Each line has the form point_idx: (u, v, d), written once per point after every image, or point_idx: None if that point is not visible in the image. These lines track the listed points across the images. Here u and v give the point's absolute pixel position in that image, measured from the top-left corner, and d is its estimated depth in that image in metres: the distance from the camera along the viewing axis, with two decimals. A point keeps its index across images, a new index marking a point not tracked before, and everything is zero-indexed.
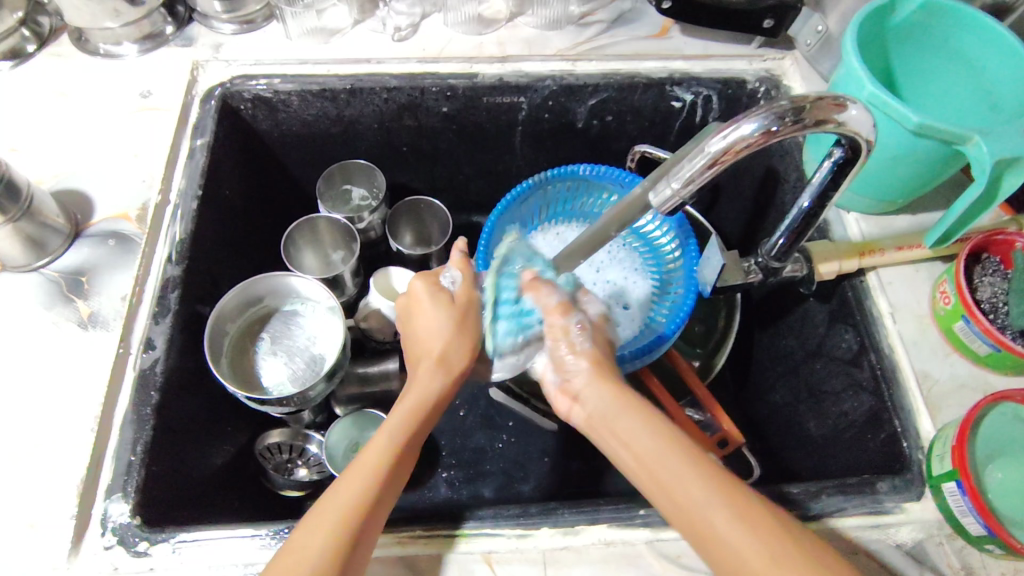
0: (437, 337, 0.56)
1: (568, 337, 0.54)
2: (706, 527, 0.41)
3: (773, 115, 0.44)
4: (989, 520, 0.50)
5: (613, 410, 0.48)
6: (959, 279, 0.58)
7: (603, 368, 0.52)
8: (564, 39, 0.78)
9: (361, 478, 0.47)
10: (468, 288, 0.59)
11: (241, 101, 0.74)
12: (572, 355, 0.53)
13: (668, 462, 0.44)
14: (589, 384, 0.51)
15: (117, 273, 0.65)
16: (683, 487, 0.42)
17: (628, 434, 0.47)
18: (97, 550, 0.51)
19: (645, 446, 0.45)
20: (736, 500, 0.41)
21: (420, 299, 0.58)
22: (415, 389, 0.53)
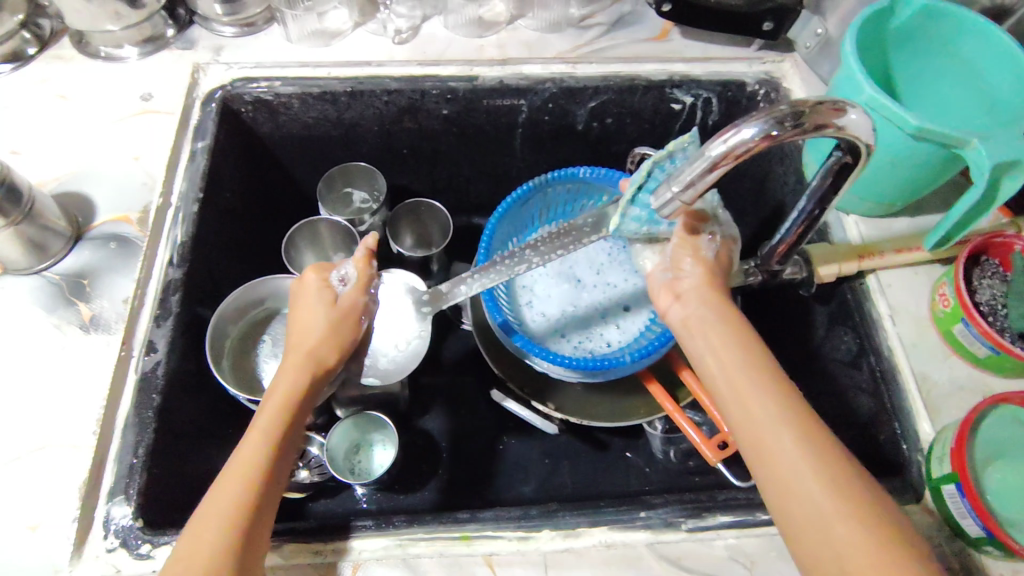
0: (308, 334, 0.56)
1: (694, 243, 0.55)
2: (773, 445, 0.43)
3: (773, 120, 0.44)
4: (987, 521, 0.50)
5: (708, 317, 0.51)
6: (957, 282, 0.58)
7: (715, 282, 0.53)
8: (563, 42, 0.78)
9: (243, 474, 0.47)
10: (357, 291, 0.59)
11: (241, 103, 0.74)
12: (692, 262, 0.54)
13: (751, 378, 0.46)
14: (694, 287, 0.53)
15: (119, 276, 0.65)
16: (762, 405, 0.44)
17: (716, 340, 0.49)
18: (99, 553, 0.52)
19: (732, 357, 0.48)
20: (805, 425, 0.43)
21: (304, 294, 0.58)
22: (281, 383, 0.52)
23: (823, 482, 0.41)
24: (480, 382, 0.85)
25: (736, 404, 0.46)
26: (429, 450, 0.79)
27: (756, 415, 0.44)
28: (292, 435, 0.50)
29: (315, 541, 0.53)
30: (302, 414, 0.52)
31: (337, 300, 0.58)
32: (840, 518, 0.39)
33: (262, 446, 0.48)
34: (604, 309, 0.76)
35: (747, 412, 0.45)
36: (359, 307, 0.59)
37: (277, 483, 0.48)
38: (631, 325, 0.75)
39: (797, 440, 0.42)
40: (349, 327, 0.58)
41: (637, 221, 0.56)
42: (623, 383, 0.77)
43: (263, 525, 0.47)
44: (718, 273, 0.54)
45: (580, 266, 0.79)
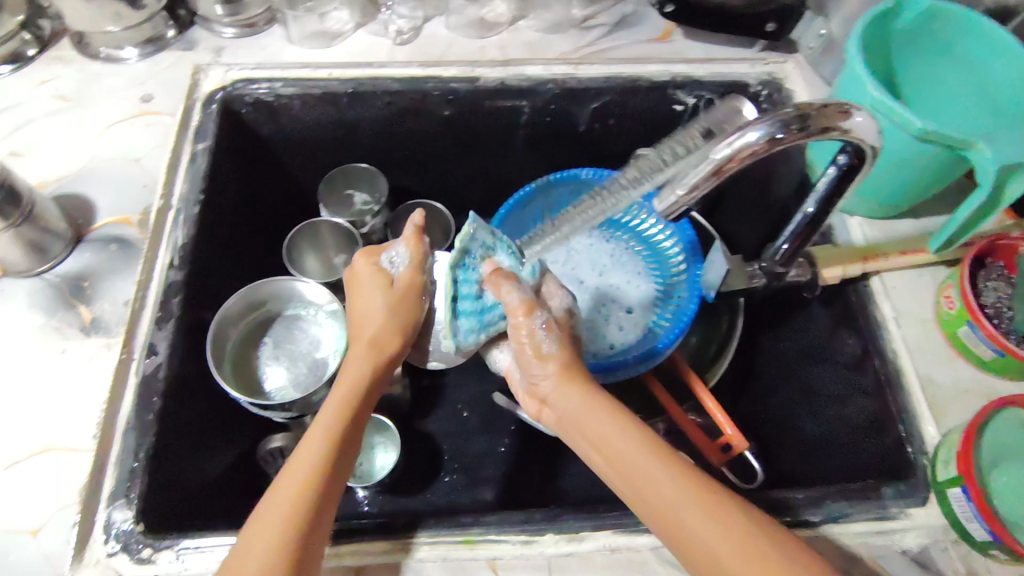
0: (370, 319, 0.57)
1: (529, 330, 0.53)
2: (683, 533, 0.42)
3: (777, 124, 0.44)
4: (992, 523, 0.50)
5: (580, 411, 0.50)
6: (964, 287, 0.58)
7: (571, 368, 0.53)
8: (565, 43, 0.78)
9: (299, 477, 0.47)
10: (412, 270, 0.59)
11: (242, 105, 0.73)
12: (534, 358, 0.53)
13: (638, 461, 0.45)
14: (555, 387, 0.53)
15: (119, 278, 0.65)
16: (661, 497, 0.43)
17: (599, 434, 0.48)
18: (100, 557, 0.51)
19: (615, 447, 0.47)
20: (695, 489, 0.43)
21: (360, 279, 0.60)
22: (347, 378, 0.55)
23: (729, 541, 0.40)
24: (482, 385, 0.84)
25: (638, 496, 0.45)
26: (431, 453, 0.79)
27: (653, 500, 0.44)
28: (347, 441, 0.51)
29: None
30: (360, 411, 0.53)
31: (393, 283, 0.59)
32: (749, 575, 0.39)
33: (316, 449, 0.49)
34: (605, 310, 0.76)
35: (646, 499, 0.44)
36: (416, 288, 0.59)
37: (337, 487, 0.48)
38: (633, 326, 0.74)
39: (695, 509, 0.42)
40: (411, 311, 0.58)
41: (471, 331, 0.57)
42: (625, 386, 0.76)
43: (321, 528, 0.46)
44: (568, 355, 0.53)
45: (582, 267, 0.79)
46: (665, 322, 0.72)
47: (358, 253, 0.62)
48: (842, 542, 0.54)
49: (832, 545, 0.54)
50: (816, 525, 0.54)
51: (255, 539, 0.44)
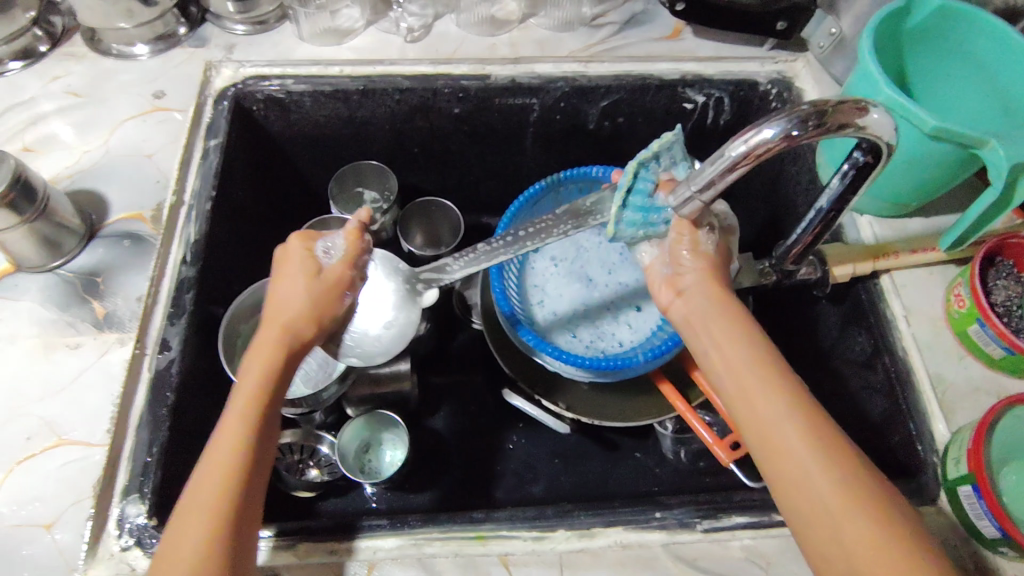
0: (286, 307, 0.53)
1: (693, 236, 0.53)
2: (781, 443, 0.43)
3: (794, 120, 0.44)
4: (1003, 521, 0.50)
5: (713, 317, 0.50)
6: (973, 281, 0.58)
7: (717, 279, 0.53)
8: (576, 40, 0.78)
9: (223, 458, 0.46)
10: (344, 265, 0.57)
11: (253, 101, 0.74)
12: (691, 253, 0.53)
13: (763, 379, 0.45)
14: (699, 286, 0.52)
15: (132, 274, 0.65)
16: (769, 408, 0.44)
17: (725, 344, 0.48)
18: (113, 552, 0.51)
19: (738, 357, 0.47)
20: (812, 418, 0.43)
21: (286, 263, 0.56)
22: (256, 361, 0.51)
23: (825, 466, 0.41)
24: (491, 382, 0.85)
25: (743, 400, 0.45)
26: (439, 450, 0.79)
27: (765, 416, 0.44)
28: (270, 418, 0.49)
29: (331, 541, 0.53)
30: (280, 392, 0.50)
31: (320, 273, 0.56)
32: (842, 509, 0.39)
33: (242, 429, 0.47)
34: (616, 308, 0.76)
35: (757, 412, 0.44)
36: (342, 281, 0.57)
37: (258, 475, 0.47)
38: (643, 324, 0.74)
39: (802, 433, 0.42)
40: (333, 303, 0.55)
41: (633, 225, 0.54)
42: (634, 382, 0.76)
43: (251, 507, 0.46)
44: (718, 265, 0.54)
45: (592, 265, 0.79)
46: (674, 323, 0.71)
47: (294, 234, 0.59)
48: None
49: None
50: None
51: (186, 520, 0.44)
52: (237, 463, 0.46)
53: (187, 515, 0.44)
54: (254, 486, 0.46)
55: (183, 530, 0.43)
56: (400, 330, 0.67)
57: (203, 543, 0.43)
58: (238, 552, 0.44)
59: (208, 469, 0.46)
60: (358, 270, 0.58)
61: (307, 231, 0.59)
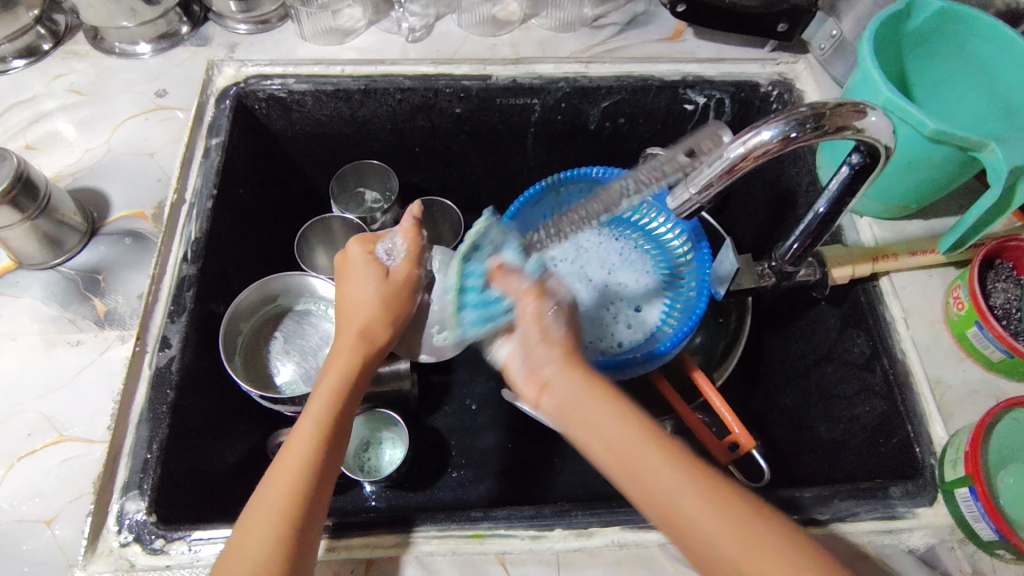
0: (362, 306, 0.57)
1: (539, 326, 0.55)
2: (673, 508, 0.43)
3: (791, 122, 0.45)
4: (999, 523, 0.50)
5: (578, 400, 0.49)
6: (972, 284, 0.58)
7: (572, 353, 0.53)
8: (577, 41, 0.78)
9: (294, 464, 0.47)
10: (409, 264, 0.60)
11: (255, 100, 0.74)
12: (541, 343, 0.54)
13: (638, 452, 0.45)
14: (558, 373, 0.51)
15: (133, 271, 0.65)
16: (653, 477, 0.44)
17: (591, 423, 0.48)
18: (112, 548, 0.52)
19: (614, 437, 0.47)
20: (681, 464, 0.44)
21: (354, 266, 0.60)
22: (336, 361, 0.55)
23: (719, 520, 0.41)
24: (490, 381, 0.85)
25: (632, 479, 0.45)
26: (437, 449, 0.79)
27: (656, 492, 0.44)
28: (343, 419, 0.52)
29: (331, 538, 0.53)
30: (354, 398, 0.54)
31: (389, 272, 0.60)
32: (747, 560, 0.40)
33: (311, 440, 0.49)
34: (613, 309, 0.76)
35: (645, 485, 0.44)
36: (409, 282, 0.60)
37: (330, 471, 0.49)
38: (639, 326, 0.74)
39: (692, 491, 0.43)
40: (403, 302, 0.59)
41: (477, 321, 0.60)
42: (632, 383, 0.77)
43: (324, 498, 0.47)
44: (570, 344, 0.54)
45: (592, 265, 0.79)
46: (672, 323, 0.72)
47: (353, 240, 0.63)
48: (848, 541, 0.54)
49: (840, 543, 0.54)
50: (823, 524, 0.55)
51: (256, 518, 0.45)
52: (309, 462, 0.48)
53: (256, 521, 0.45)
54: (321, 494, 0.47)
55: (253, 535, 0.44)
56: None
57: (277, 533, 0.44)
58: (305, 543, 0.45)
59: (282, 465, 0.48)
60: (420, 269, 0.62)
61: (364, 236, 0.63)
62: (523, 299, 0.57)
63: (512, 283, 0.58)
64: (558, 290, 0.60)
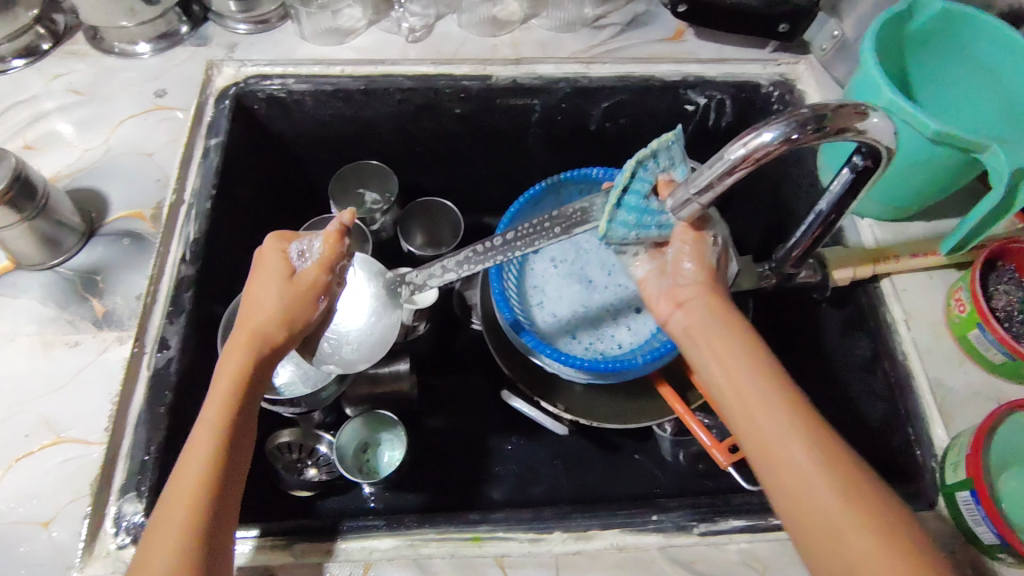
0: (261, 308, 0.54)
1: (693, 245, 0.52)
2: (782, 455, 0.42)
3: (793, 123, 0.44)
4: (1001, 528, 0.49)
5: (715, 327, 0.49)
6: (974, 287, 0.58)
7: (716, 288, 0.52)
8: (578, 41, 0.78)
9: (197, 463, 0.46)
10: (319, 269, 0.56)
11: (254, 100, 0.74)
12: (691, 265, 0.52)
13: (762, 393, 0.45)
14: (699, 297, 0.51)
15: (131, 272, 0.65)
16: (771, 417, 0.43)
17: (721, 354, 0.48)
18: (110, 550, 0.52)
19: (740, 369, 0.46)
20: (810, 427, 0.43)
21: (263, 263, 0.56)
22: (229, 359, 0.52)
23: (830, 480, 0.40)
24: (490, 382, 0.84)
25: (745, 416, 0.45)
26: (437, 450, 0.79)
27: (769, 434, 0.43)
28: (245, 414, 0.50)
29: (329, 541, 0.53)
30: (255, 393, 0.51)
31: (295, 275, 0.56)
32: (850, 525, 0.39)
33: (222, 412, 0.49)
34: (615, 311, 0.76)
35: (756, 423, 0.44)
36: (316, 285, 0.56)
37: (236, 469, 0.48)
38: (639, 329, 0.74)
39: (808, 449, 0.42)
40: (304, 309, 0.55)
41: (625, 225, 0.52)
42: (632, 385, 0.76)
43: (230, 500, 0.47)
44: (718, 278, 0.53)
45: (592, 266, 0.79)
46: None
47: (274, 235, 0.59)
48: None
49: None
50: None
51: (162, 523, 0.44)
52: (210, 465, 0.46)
53: (165, 506, 0.45)
54: (233, 473, 0.48)
55: (168, 510, 0.45)
56: (381, 335, 0.68)
57: (182, 541, 0.43)
58: (213, 547, 0.44)
59: (184, 469, 0.46)
60: (334, 276, 0.57)
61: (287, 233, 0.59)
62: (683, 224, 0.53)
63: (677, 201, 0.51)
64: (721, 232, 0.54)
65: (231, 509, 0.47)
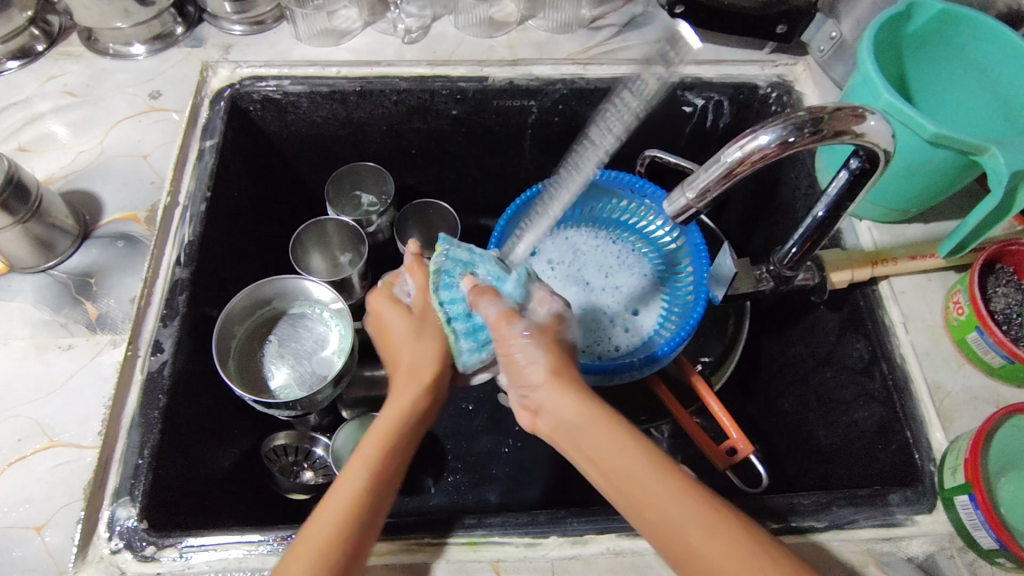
0: (404, 344, 0.56)
1: (511, 346, 0.50)
2: (681, 544, 0.42)
3: (790, 126, 0.44)
4: (1000, 533, 0.49)
5: (580, 426, 0.47)
6: (972, 290, 0.58)
7: (556, 374, 0.49)
8: (574, 42, 0.78)
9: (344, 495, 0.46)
10: (421, 293, 0.58)
11: (250, 102, 0.73)
12: (522, 366, 0.50)
13: (643, 482, 0.44)
14: (549, 397, 0.48)
15: (125, 275, 0.65)
16: (657, 507, 0.43)
17: (600, 453, 0.46)
18: (103, 554, 0.51)
19: (617, 464, 0.45)
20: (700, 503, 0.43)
21: (380, 311, 0.60)
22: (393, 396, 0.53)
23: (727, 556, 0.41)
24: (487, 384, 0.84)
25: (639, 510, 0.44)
26: (433, 452, 0.79)
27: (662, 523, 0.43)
28: (399, 451, 0.50)
29: None
30: (411, 431, 0.51)
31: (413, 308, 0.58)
32: None
33: (379, 444, 0.49)
34: (612, 313, 0.75)
35: (652, 516, 0.43)
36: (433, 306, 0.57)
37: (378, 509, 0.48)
38: (637, 330, 0.74)
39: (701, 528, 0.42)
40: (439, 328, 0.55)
41: (473, 351, 0.55)
42: (629, 388, 0.76)
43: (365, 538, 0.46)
44: (557, 364, 0.49)
45: (589, 268, 0.78)
46: (670, 327, 0.72)
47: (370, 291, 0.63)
48: (847, 547, 0.53)
49: (838, 550, 0.53)
50: (822, 531, 0.54)
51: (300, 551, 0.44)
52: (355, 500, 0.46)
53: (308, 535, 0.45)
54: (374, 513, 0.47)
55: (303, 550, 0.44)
56: None
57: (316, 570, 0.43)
58: None
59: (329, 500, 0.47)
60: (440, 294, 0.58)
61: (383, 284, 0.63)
62: (495, 325, 0.51)
63: (483, 306, 0.52)
64: (544, 308, 0.54)
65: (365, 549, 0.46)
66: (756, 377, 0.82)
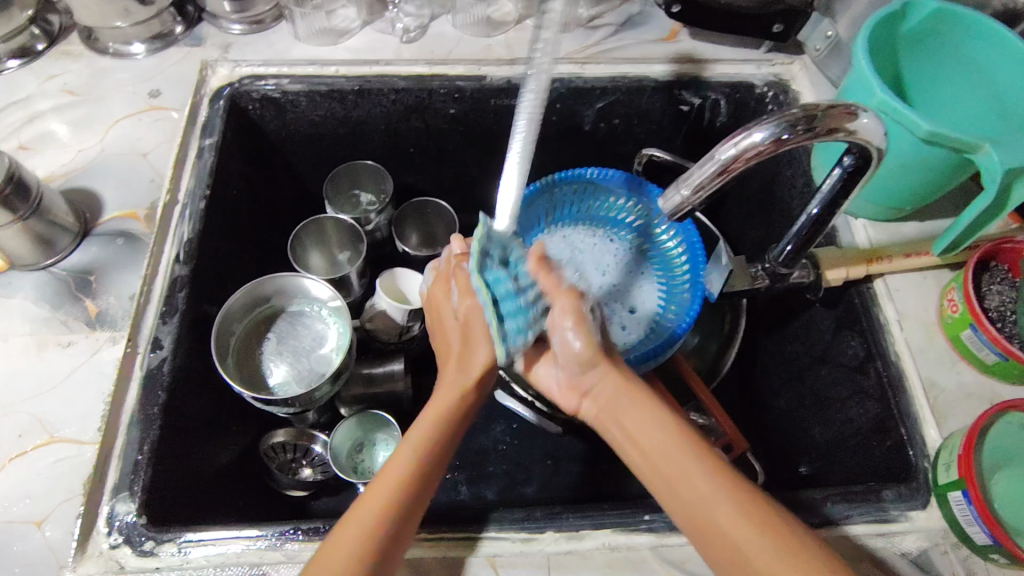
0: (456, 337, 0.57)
1: (575, 325, 0.50)
2: (705, 515, 0.44)
3: (783, 124, 0.45)
4: (994, 528, 0.50)
5: (618, 402, 0.51)
6: (966, 287, 0.58)
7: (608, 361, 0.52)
8: (571, 42, 0.78)
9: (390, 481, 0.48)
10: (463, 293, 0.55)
11: (249, 101, 0.74)
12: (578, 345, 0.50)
13: (673, 457, 0.47)
14: (597, 377, 0.52)
15: (124, 272, 0.65)
16: (685, 479, 0.46)
17: (638, 427, 0.50)
18: (102, 549, 0.52)
19: (650, 440, 0.49)
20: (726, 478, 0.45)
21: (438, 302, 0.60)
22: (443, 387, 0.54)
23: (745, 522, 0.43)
24: None
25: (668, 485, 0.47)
26: None
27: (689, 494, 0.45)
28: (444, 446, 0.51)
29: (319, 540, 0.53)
30: (456, 428, 0.53)
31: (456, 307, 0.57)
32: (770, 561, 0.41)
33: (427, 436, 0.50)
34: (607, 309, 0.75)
35: (677, 487, 0.46)
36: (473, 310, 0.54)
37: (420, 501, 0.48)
38: (635, 327, 0.74)
39: (722, 496, 0.44)
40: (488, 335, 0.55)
41: (519, 330, 0.51)
42: None
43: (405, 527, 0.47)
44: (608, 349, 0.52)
45: (588, 266, 0.78)
46: (669, 323, 0.72)
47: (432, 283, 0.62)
48: (840, 543, 0.54)
49: (831, 546, 0.54)
50: (816, 526, 0.54)
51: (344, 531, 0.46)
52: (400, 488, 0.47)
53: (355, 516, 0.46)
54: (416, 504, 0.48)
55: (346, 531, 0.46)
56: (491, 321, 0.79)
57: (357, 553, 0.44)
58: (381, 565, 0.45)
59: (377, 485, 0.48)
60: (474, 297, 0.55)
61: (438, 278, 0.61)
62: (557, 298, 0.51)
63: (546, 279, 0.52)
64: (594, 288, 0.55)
65: (403, 540, 0.47)
66: (752, 375, 0.83)
